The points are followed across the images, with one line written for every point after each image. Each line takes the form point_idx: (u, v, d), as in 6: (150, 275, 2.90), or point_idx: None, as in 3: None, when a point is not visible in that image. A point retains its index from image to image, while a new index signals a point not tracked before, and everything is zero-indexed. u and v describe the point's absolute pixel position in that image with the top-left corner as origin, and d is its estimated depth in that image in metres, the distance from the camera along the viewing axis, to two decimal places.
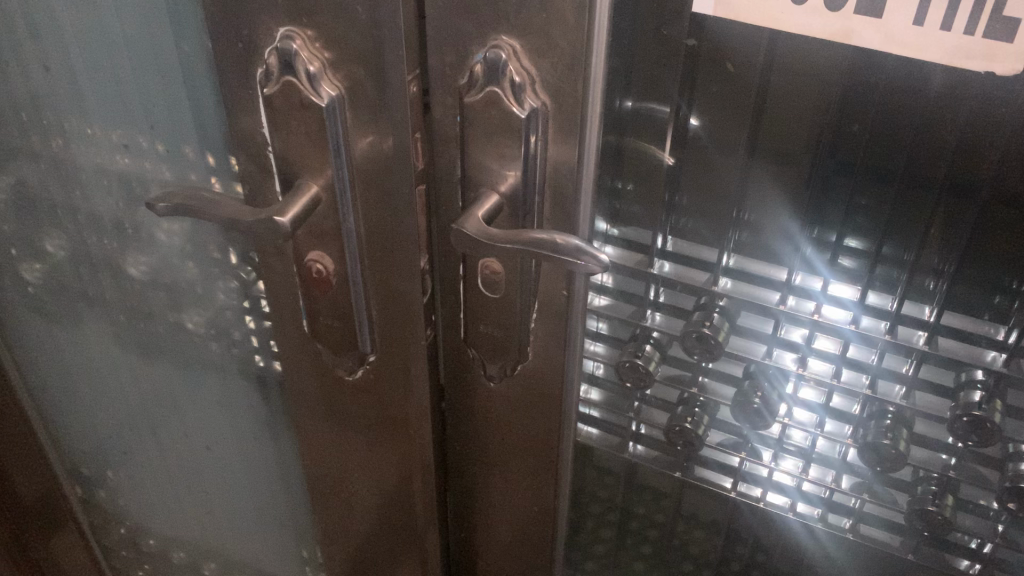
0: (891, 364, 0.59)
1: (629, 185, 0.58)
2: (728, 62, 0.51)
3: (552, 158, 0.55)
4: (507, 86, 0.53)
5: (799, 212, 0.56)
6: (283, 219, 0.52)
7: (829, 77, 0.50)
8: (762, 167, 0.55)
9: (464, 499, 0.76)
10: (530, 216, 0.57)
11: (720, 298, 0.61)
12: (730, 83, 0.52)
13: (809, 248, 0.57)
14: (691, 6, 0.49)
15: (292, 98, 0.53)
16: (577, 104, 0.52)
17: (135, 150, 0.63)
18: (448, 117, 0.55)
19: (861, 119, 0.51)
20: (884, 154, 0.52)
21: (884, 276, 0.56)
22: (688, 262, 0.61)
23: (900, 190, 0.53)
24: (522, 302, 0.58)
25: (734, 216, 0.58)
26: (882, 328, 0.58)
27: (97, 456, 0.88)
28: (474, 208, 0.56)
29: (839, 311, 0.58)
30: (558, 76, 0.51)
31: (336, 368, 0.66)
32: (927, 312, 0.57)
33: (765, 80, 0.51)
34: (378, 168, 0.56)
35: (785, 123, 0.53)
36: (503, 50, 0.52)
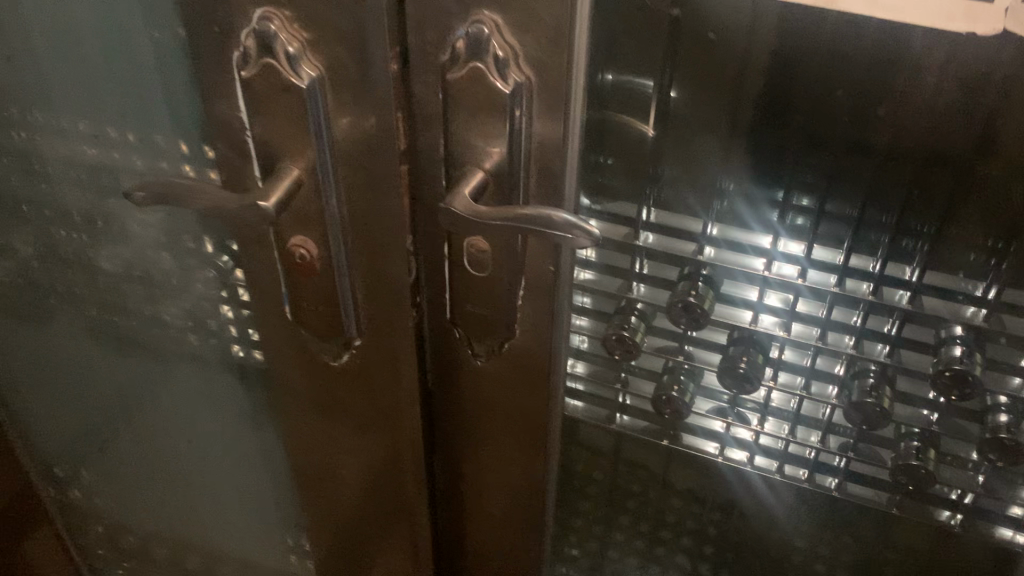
0: (873, 325, 0.60)
1: (612, 158, 0.58)
2: (710, 32, 0.51)
3: (538, 132, 0.54)
4: (490, 61, 0.52)
5: (782, 179, 0.56)
6: (267, 204, 0.53)
7: (806, 43, 0.50)
8: (743, 136, 0.56)
9: (454, 475, 0.77)
10: (517, 191, 0.57)
11: (703, 267, 0.61)
12: (711, 52, 0.52)
13: (792, 215, 0.58)
14: None
15: (271, 81, 0.52)
16: (561, 76, 0.51)
17: (104, 140, 0.63)
18: (430, 95, 0.55)
19: (845, 85, 0.51)
20: (866, 119, 0.52)
21: (867, 239, 0.57)
22: (671, 235, 0.61)
23: (878, 153, 0.53)
24: (512, 276, 0.59)
25: (720, 182, 0.58)
26: (865, 290, 0.59)
27: (71, 455, 0.88)
28: (461, 186, 0.56)
29: (823, 275, 0.59)
30: (542, 50, 0.51)
31: (322, 353, 0.67)
32: (908, 272, 0.58)
33: (748, 47, 0.51)
34: (361, 147, 0.55)
35: (765, 92, 0.53)
36: (485, 24, 0.51)
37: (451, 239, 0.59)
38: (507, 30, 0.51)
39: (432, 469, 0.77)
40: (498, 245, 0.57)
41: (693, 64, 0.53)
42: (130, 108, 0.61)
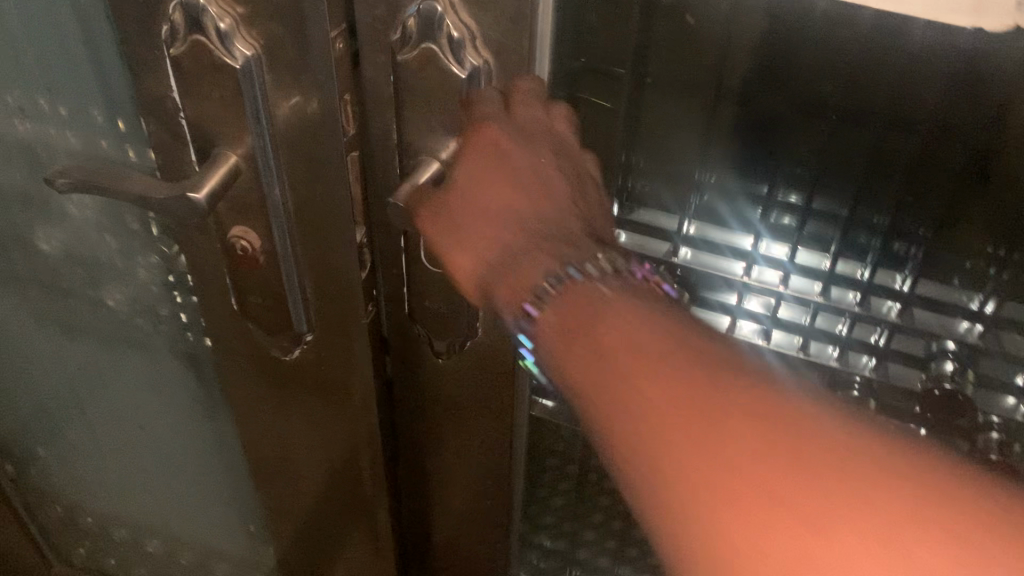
0: (860, 334, 0.56)
1: (582, 151, 0.54)
2: (688, 14, 0.46)
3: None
4: (443, 42, 0.47)
5: (766, 176, 0.52)
6: (198, 196, 0.49)
7: (794, 31, 0.45)
8: (723, 129, 0.50)
9: (418, 471, 0.73)
10: None
11: (678, 269, 0.56)
12: (690, 40, 0.47)
13: (776, 215, 0.53)
14: None
15: (203, 60, 0.48)
16: (522, 58, 0.47)
17: (35, 115, 0.58)
18: (381, 76, 0.50)
19: (833, 77, 0.46)
20: (860, 118, 0.47)
21: (856, 243, 0.53)
22: (645, 232, 0.56)
23: (871, 153, 0.49)
24: (469, 277, 0.55)
25: (699, 176, 0.53)
26: (852, 298, 0.55)
27: (24, 436, 0.84)
28: (415, 177, 0.51)
29: (806, 280, 0.55)
30: (500, 31, 0.46)
31: (271, 348, 0.62)
32: (899, 281, 0.53)
33: (729, 34, 0.46)
34: (304, 134, 0.50)
35: (747, 82, 0.48)
36: (439, 1, 0.46)
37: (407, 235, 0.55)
38: (464, 8, 0.46)
39: (394, 464, 0.73)
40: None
41: (667, 50, 0.48)
42: (60, 81, 0.56)
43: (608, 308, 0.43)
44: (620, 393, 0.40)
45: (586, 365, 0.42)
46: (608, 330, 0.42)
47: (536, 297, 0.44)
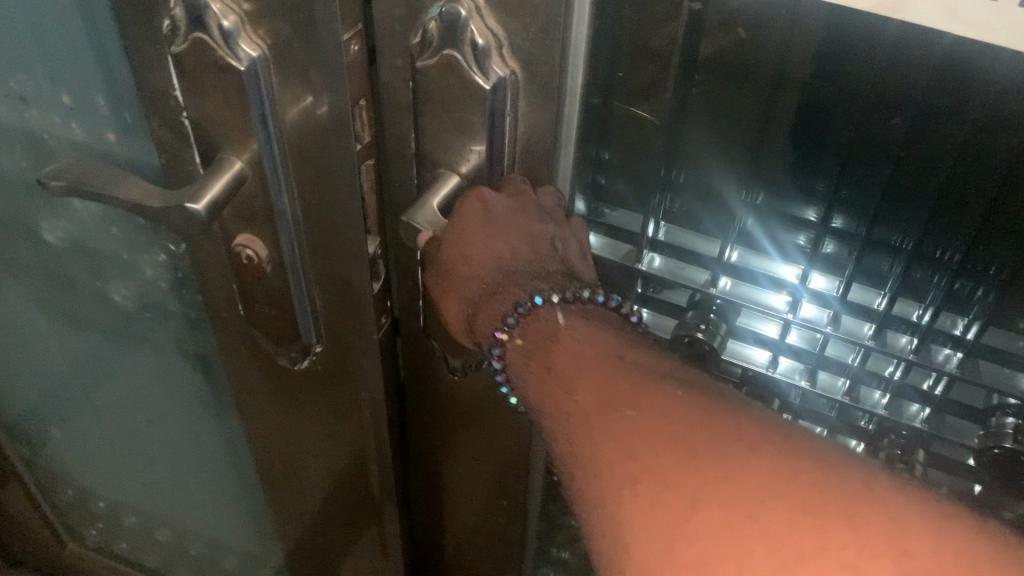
0: (913, 380, 0.50)
1: (615, 156, 0.49)
2: (741, 27, 0.41)
3: (525, 132, 0.46)
4: (467, 50, 0.42)
5: (820, 204, 0.47)
6: (198, 206, 0.45)
7: (860, 54, 0.40)
8: (775, 153, 0.46)
9: (431, 484, 0.70)
10: None
11: (715, 301, 0.52)
12: (740, 55, 0.42)
13: (829, 246, 0.49)
14: None
15: (205, 58, 0.44)
16: (553, 73, 0.43)
17: (39, 103, 0.55)
18: (399, 81, 0.46)
19: (902, 103, 0.41)
20: (930, 149, 0.42)
21: (918, 281, 0.48)
22: (683, 256, 0.52)
23: (941, 187, 0.43)
24: (475, 335, 0.51)
25: (742, 198, 0.48)
26: (907, 342, 0.49)
27: (35, 419, 0.83)
28: (430, 194, 0.47)
29: (855, 323, 0.50)
30: (530, 40, 0.42)
31: (278, 356, 0.58)
32: (960, 325, 0.48)
33: (785, 53, 0.41)
34: (315, 140, 0.46)
35: (803, 105, 0.43)
36: (463, 5, 0.41)
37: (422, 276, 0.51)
38: (490, 12, 0.41)
39: (408, 475, 0.71)
40: (475, 289, 0.50)
41: (714, 67, 0.43)
42: (63, 70, 0.53)
43: (563, 336, 0.48)
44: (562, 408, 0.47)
45: (540, 382, 0.48)
46: (562, 353, 0.48)
47: (504, 325, 0.49)
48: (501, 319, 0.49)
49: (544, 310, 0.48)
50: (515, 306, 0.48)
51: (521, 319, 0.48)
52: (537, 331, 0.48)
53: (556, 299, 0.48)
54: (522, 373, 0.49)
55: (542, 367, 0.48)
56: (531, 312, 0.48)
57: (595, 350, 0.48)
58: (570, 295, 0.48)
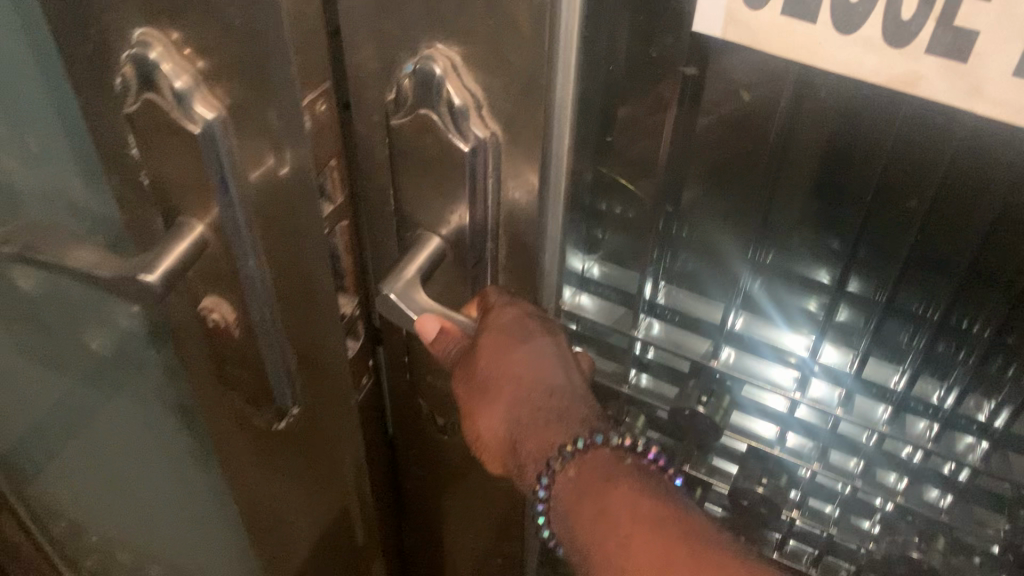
0: (934, 464, 0.46)
1: (608, 235, 0.46)
2: (744, 90, 0.37)
3: (509, 199, 0.42)
4: (444, 111, 0.39)
5: (834, 269, 0.43)
6: (150, 277, 0.42)
7: (872, 126, 0.36)
8: (785, 215, 0.42)
9: (426, 535, 0.67)
10: (483, 266, 0.45)
11: (717, 370, 0.48)
12: (741, 115, 0.38)
13: (843, 314, 0.44)
14: (691, 23, 0.34)
15: (158, 120, 0.40)
16: (535, 136, 0.38)
17: (9, 149, 0.53)
18: (377, 139, 0.43)
19: (923, 170, 0.37)
20: (955, 220, 0.38)
21: (940, 359, 0.43)
22: (685, 325, 0.49)
23: (964, 256, 0.39)
24: (516, 458, 0.47)
25: (749, 259, 0.44)
26: (926, 424, 0.46)
27: (25, 453, 0.81)
28: (409, 262, 0.44)
29: (869, 399, 0.46)
30: (510, 102, 0.38)
31: (254, 417, 0.55)
32: (986, 410, 0.44)
33: (792, 124, 0.38)
34: (281, 203, 0.43)
35: (813, 170, 0.40)
36: (437, 62, 0.38)
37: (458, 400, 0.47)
38: (468, 71, 0.38)
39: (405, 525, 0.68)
40: (517, 412, 0.46)
41: (713, 133, 0.40)
42: (26, 119, 0.50)
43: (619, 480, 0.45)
44: (609, 554, 0.45)
45: (591, 525, 0.45)
46: (618, 501, 0.45)
47: (557, 457, 0.46)
48: (557, 449, 0.46)
49: (602, 452, 0.46)
50: (571, 440, 0.46)
51: (576, 455, 0.46)
52: (594, 474, 0.46)
53: (614, 442, 0.46)
54: (570, 516, 0.46)
55: (596, 510, 0.45)
56: (590, 450, 0.46)
57: (652, 502, 0.45)
58: (625, 445, 0.46)
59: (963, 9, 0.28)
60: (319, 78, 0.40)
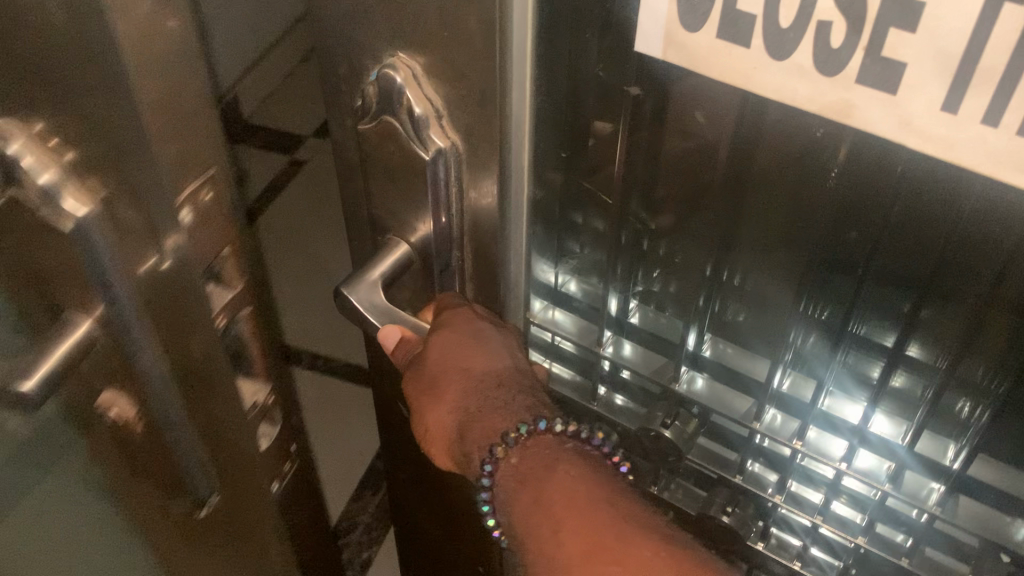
0: (896, 509, 0.45)
1: (584, 245, 0.47)
2: (698, 112, 0.38)
3: (472, 205, 0.42)
4: (405, 119, 0.40)
5: (792, 297, 0.42)
6: (28, 383, 0.40)
7: (811, 160, 0.37)
8: (741, 242, 0.42)
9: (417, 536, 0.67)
10: (451, 275, 0.46)
11: (682, 394, 0.48)
12: (691, 143, 0.40)
13: (808, 342, 0.44)
14: (635, 44, 0.37)
15: (26, 216, 0.37)
16: (495, 148, 0.40)
17: None
18: (348, 135, 0.44)
19: (877, 198, 0.36)
20: (908, 249, 0.38)
21: (903, 390, 0.43)
22: (651, 346, 0.49)
23: (906, 289, 0.39)
24: (463, 446, 0.46)
25: (707, 277, 0.44)
26: (887, 466, 0.44)
27: None
28: (372, 266, 0.45)
29: (823, 433, 0.46)
30: (470, 115, 0.39)
31: (171, 507, 0.53)
32: (949, 456, 0.43)
33: (733, 166, 0.40)
34: (172, 289, 0.40)
35: (763, 192, 0.40)
36: (398, 72, 0.39)
37: (407, 378, 0.46)
38: (428, 81, 0.39)
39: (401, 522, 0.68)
40: (466, 402, 0.46)
41: (672, 154, 0.41)
42: None
43: (560, 469, 0.44)
44: (545, 542, 0.44)
45: (529, 520, 0.44)
46: (558, 483, 0.44)
47: (502, 441, 0.44)
48: (501, 433, 0.44)
49: (545, 437, 0.45)
50: (515, 426, 0.45)
51: (520, 440, 0.45)
52: (537, 457, 0.45)
53: (560, 428, 0.45)
54: (509, 506, 0.45)
55: (532, 497, 0.44)
56: (533, 434, 0.45)
57: (591, 488, 0.44)
58: (571, 429, 0.45)
59: (890, 39, 0.30)
60: (205, 163, 0.40)
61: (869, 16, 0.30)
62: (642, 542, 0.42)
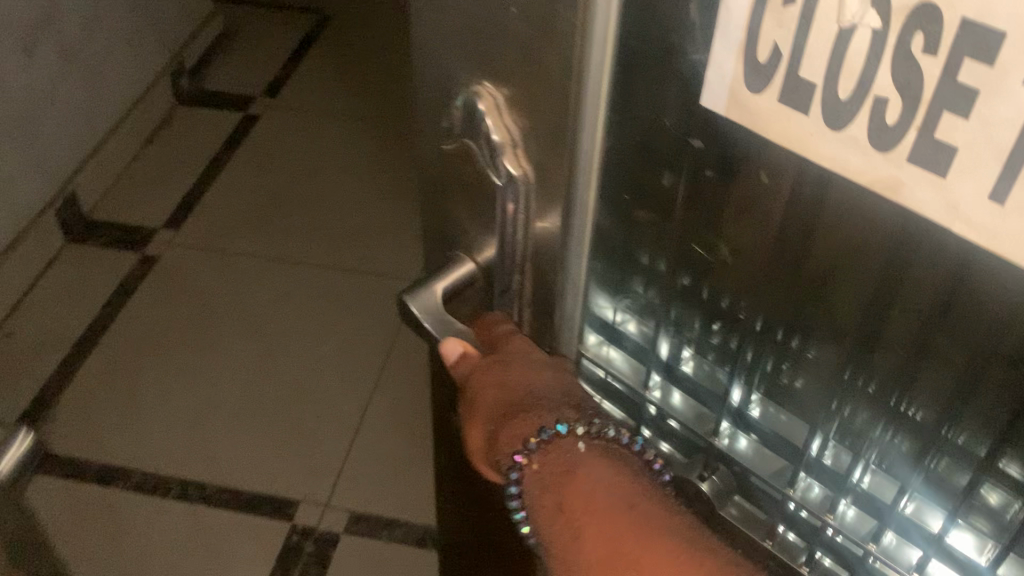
0: None
1: (646, 290, 0.47)
2: (764, 173, 0.36)
3: (536, 236, 0.44)
4: (483, 144, 0.42)
5: (837, 362, 0.40)
6: None
7: (871, 243, 0.34)
8: (792, 307, 0.41)
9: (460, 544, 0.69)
10: (509, 299, 0.48)
11: (720, 448, 0.47)
12: (760, 203, 0.38)
13: (849, 414, 0.42)
14: (701, 98, 0.36)
15: None
16: (563, 178, 0.41)
17: None
18: (438, 152, 0.48)
19: (916, 283, 0.34)
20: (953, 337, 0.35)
21: (941, 478, 0.40)
22: (699, 396, 0.48)
23: (974, 372, 0.36)
24: (494, 451, 0.46)
25: (759, 330, 0.43)
26: (918, 555, 0.41)
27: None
28: (439, 278, 0.49)
29: (864, 514, 0.43)
30: (542, 144, 0.40)
31: None
32: (986, 553, 0.39)
33: (801, 220, 0.37)
34: None
35: (814, 266, 0.38)
36: (482, 98, 0.41)
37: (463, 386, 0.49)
38: (508, 109, 0.41)
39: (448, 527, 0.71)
40: (494, 407, 0.46)
41: (738, 219, 0.40)
42: None
43: (581, 473, 0.43)
44: (568, 549, 0.44)
45: (555, 518, 0.44)
46: (582, 490, 0.43)
47: (524, 448, 0.44)
48: (523, 441, 0.44)
49: (567, 440, 0.44)
50: (537, 431, 0.44)
51: (543, 445, 0.44)
52: (560, 463, 0.44)
53: (583, 434, 0.44)
54: (538, 507, 0.44)
55: (555, 502, 0.44)
56: (554, 442, 0.44)
57: (609, 489, 0.43)
58: (595, 430, 0.44)
59: (944, 123, 0.28)
60: None
61: (924, 96, 0.28)
62: (668, 541, 0.42)
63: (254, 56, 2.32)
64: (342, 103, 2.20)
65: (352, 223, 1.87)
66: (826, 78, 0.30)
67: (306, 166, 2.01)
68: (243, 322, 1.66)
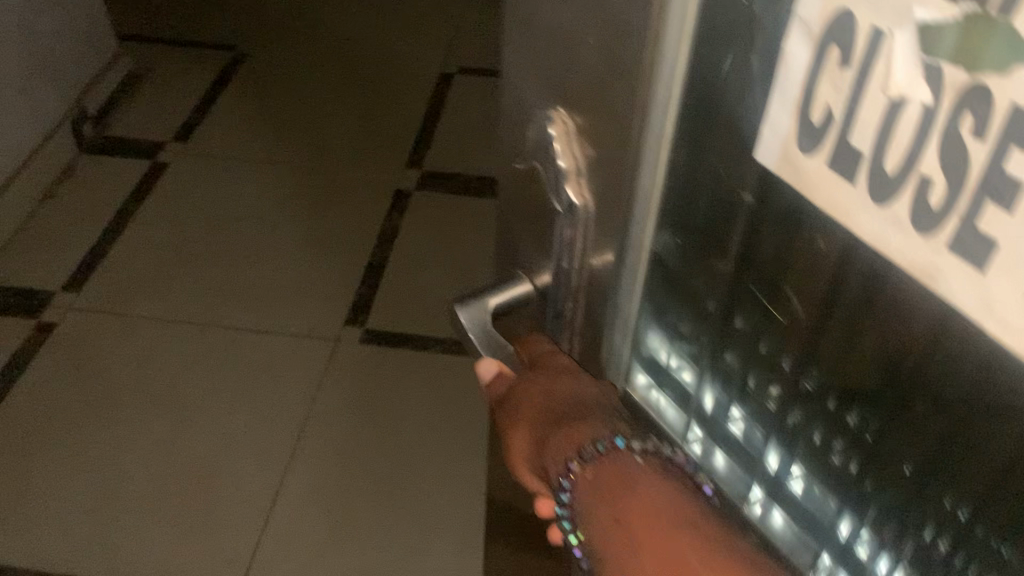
0: None
1: (700, 337, 0.47)
2: (817, 236, 0.36)
3: (592, 267, 0.48)
4: (554, 169, 0.46)
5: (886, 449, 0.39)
6: None
7: (918, 325, 0.33)
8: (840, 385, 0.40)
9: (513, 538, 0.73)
10: (562, 318, 0.52)
11: (753, 516, 0.45)
12: (813, 259, 0.38)
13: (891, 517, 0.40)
14: (755, 154, 0.37)
15: None
16: (621, 216, 0.44)
17: None
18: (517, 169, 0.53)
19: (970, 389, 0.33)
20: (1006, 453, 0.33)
21: None
22: (738, 457, 0.47)
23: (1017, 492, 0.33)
24: (547, 459, 0.47)
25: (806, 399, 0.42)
26: None
27: None
28: (491, 294, 0.53)
29: None
30: (604, 182, 0.44)
31: None
32: None
33: (849, 279, 0.36)
34: None
35: (877, 344, 0.37)
36: (556, 124, 0.46)
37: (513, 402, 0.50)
38: (577, 139, 0.45)
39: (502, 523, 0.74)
40: (550, 417, 0.47)
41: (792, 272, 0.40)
42: None
43: (640, 482, 0.43)
44: (628, 564, 0.42)
45: (607, 530, 0.43)
46: (641, 502, 0.42)
47: (578, 455, 0.44)
48: (577, 450, 0.45)
49: (623, 452, 0.44)
50: (594, 442, 0.44)
51: (599, 454, 0.44)
52: (614, 473, 0.43)
53: (638, 448, 0.44)
54: (590, 519, 0.44)
55: (611, 516, 0.43)
56: (610, 452, 0.44)
57: (671, 501, 0.42)
58: (651, 447, 0.44)
59: (988, 215, 0.27)
60: None
61: (972, 182, 0.28)
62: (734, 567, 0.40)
63: (159, 102, 2.26)
64: (258, 142, 2.15)
65: (266, 275, 1.83)
66: (874, 149, 0.31)
67: (217, 213, 1.96)
68: (157, 387, 1.61)
